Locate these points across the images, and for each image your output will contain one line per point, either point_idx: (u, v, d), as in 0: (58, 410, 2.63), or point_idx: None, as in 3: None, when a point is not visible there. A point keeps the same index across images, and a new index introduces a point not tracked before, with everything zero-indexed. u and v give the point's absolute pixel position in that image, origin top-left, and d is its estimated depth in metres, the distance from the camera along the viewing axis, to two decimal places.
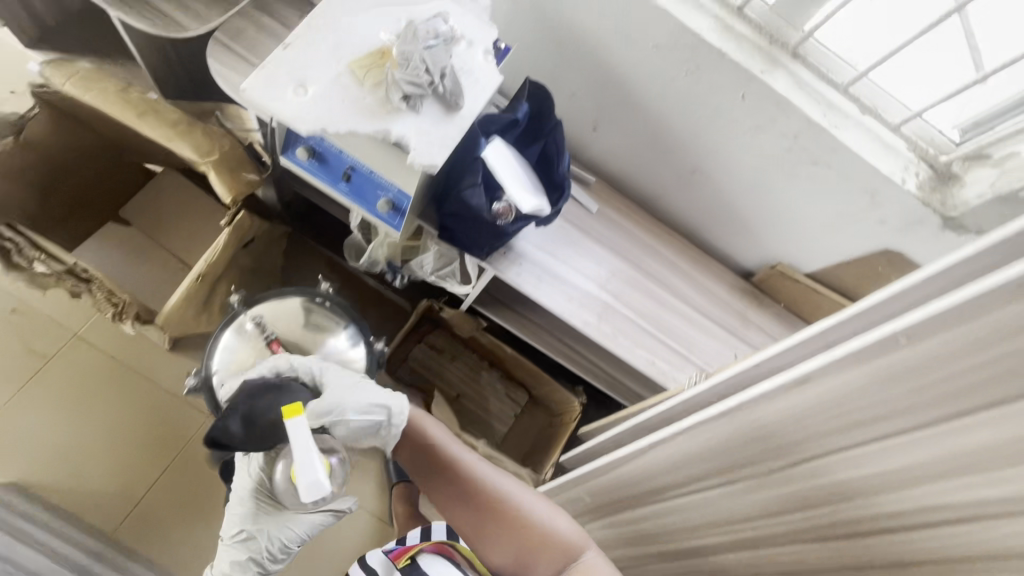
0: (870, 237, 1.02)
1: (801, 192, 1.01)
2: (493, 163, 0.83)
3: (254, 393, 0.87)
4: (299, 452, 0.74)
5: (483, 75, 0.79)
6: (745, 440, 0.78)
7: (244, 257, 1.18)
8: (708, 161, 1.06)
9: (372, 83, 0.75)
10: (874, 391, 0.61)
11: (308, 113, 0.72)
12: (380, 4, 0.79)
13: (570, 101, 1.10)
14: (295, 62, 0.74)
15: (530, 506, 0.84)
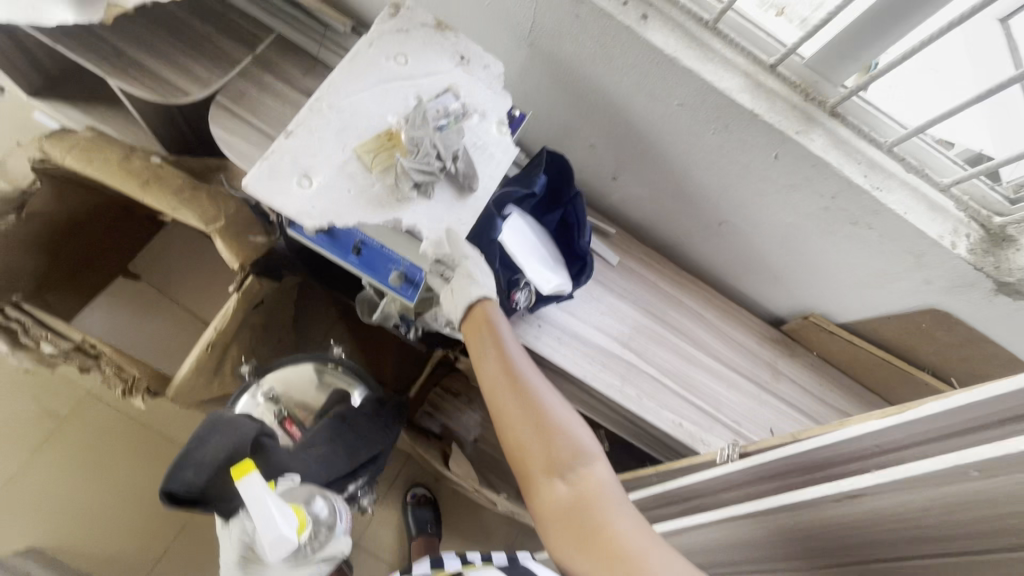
0: (912, 295, 0.95)
1: (838, 249, 0.95)
2: (512, 249, 0.80)
3: (200, 440, 0.81)
4: (256, 510, 0.76)
5: (498, 153, 0.76)
6: (785, 539, 0.73)
7: (254, 317, 1.15)
8: (737, 214, 1.00)
9: (380, 168, 0.70)
10: (931, 514, 0.56)
11: (313, 206, 0.66)
12: (387, 80, 0.75)
13: (588, 152, 1.05)
14: (297, 151, 0.69)
15: (555, 411, 0.69)
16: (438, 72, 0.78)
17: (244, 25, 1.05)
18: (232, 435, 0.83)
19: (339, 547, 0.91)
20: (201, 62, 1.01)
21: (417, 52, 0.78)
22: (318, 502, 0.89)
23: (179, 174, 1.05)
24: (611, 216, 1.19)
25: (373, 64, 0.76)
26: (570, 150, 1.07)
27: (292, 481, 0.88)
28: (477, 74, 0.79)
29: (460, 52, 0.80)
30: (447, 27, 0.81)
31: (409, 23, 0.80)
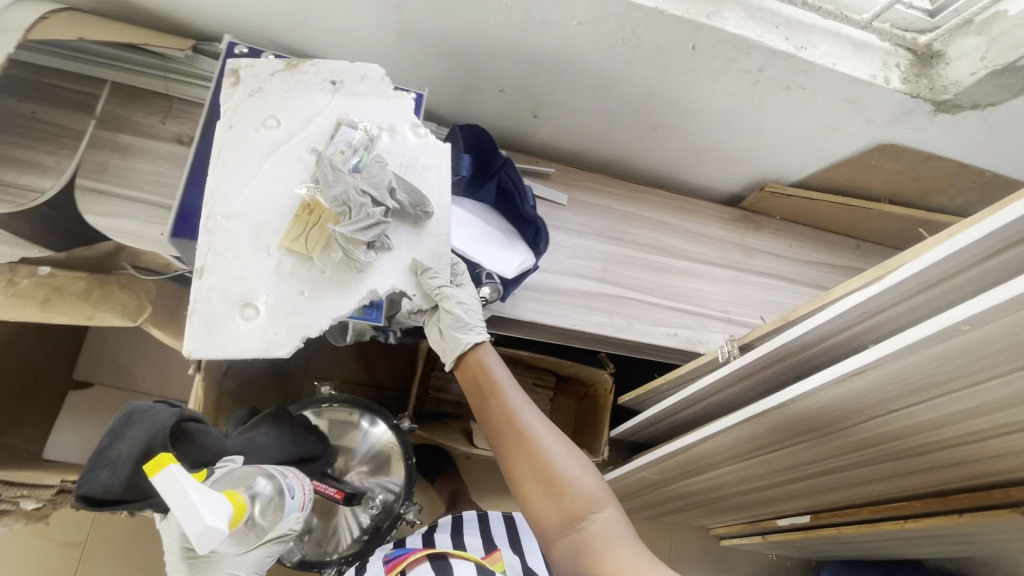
0: (858, 139, 0.94)
1: (777, 116, 0.92)
2: (460, 246, 0.76)
3: (110, 435, 0.67)
4: (178, 504, 0.58)
5: (428, 164, 0.75)
6: (819, 409, 0.76)
7: (230, 383, 1.10)
8: (669, 114, 0.96)
9: (320, 250, 0.68)
10: (948, 357, 0.58)
11: (275, 332, 0.65)
12: (270, 151, 0.71)
13: (498, 100, 0.97)
14: (223, 285, 0.65)
15: (559, 458, 0.65)
16: (317, 111, 0.74)
17: (65, 87, 0.89)
18: (149, 423, 0.69)
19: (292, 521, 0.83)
20: (37, 149, 0.86)
21: (284, 105, 0.73)
22: (262, 480, 0.79)
23: (78, 276, 0.93)
24: (544, 153, 1.12)
25: (247, 141, 0.71)
26: (480, 104, 0.98)
27: (232, 463, 0.79)
28: (359, 91, 0.76)
29: (329, 79, 0.75)
30: (298, 61, 0.75)
31: (257, 78, 0.73)
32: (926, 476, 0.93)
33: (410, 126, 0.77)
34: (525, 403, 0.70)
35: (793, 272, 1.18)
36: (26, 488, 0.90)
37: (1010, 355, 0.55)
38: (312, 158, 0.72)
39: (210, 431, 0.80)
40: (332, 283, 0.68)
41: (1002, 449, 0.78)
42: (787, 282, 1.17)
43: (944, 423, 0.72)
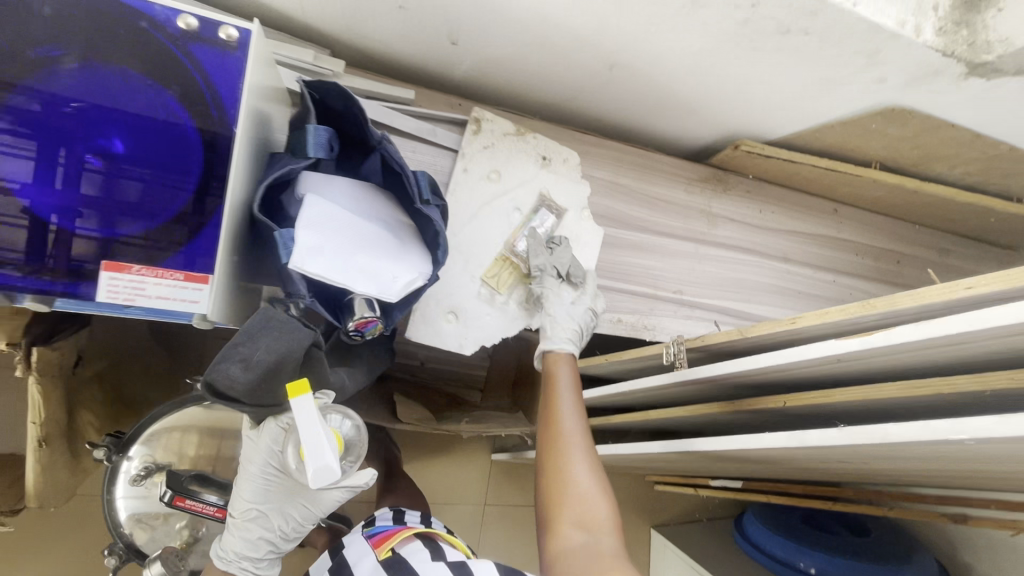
0: (861, 99, 0.74)
1: (767, 66, 0.69)
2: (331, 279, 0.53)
3: (247, 335, 0.55)
4: (304, 435, 0.59)
5: (589, 238, 0.88)
6: (764, 449, 0.66)
7: (89, 371, 0.92)
8: (627, 52, 0.72)
9: (506, 288, 0.84)
10: (934, 450, 0.46)
11: (466, 339, 0.82)
12: (487, 200, 0.83)
13: (397, 16, 0.70)
14: (437, 294, 0.81)
15: (585, 471, 0.65)
16: (526, 179, 0.85)
17: None
18: (285, 338, 0.56)
19: (365, 476, 0.70)
20: None
21: (507, 164, 0.84)
22: (337, 417, 0.67)
23: None
24: (472, 88, 0.87)
25: (472, 186, 0.82)
26: (374, 18, 0.72)
27: (327, 397, 0.67)
28: (561, 172, 0.86)
29: (542, 154, 0.85)
30: (526, 131, 0.84)
31: (492, 135, 0.83)
32: (866, 478, 0.89)
33: (580, 209, 0.88)
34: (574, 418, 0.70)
35: (761, 242, 1.03)
36: None
37: (1007, 458, 0.43)
38: (516, 215, 0.84)
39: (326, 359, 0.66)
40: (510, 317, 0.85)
41: (953, 477, 0.72)
42: (753, 255, 1.02)
43: (902, 468, 0.63)
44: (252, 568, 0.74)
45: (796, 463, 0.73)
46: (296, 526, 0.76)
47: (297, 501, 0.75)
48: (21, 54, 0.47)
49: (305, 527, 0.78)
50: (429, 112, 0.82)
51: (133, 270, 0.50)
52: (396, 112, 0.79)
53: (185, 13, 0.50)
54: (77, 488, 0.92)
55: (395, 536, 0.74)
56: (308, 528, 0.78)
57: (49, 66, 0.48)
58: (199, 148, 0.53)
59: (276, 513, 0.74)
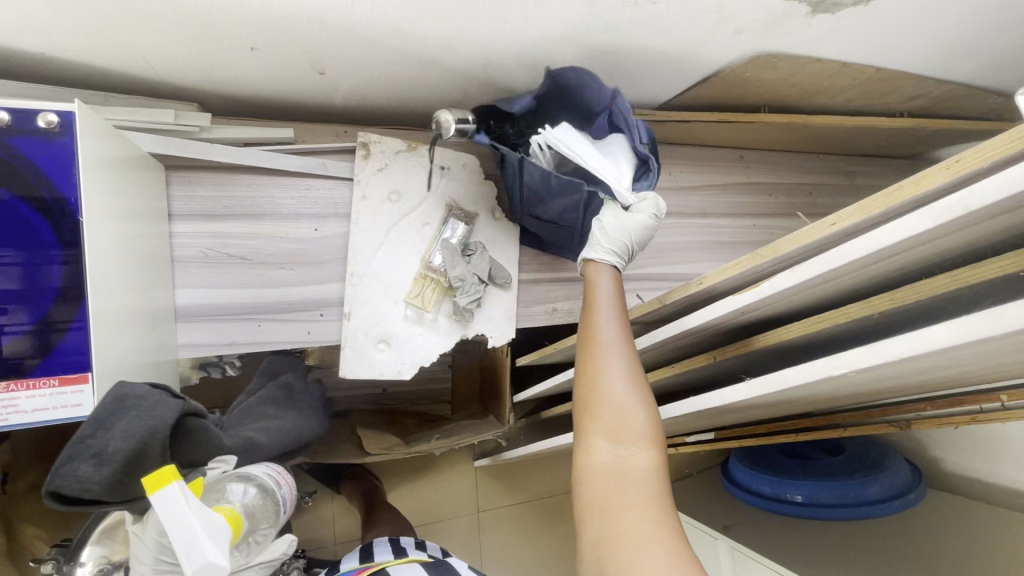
0: (727, 52, 0.76)
1: (630, 40, 0.70)
2: (558, 146, 0.70)
3: (98, 424, 0.54)
4: (175, 534, 0.54)
5: (505, 235, 0.88)
6: (704, 409, 0.67)
7: None
8: (492, 50, 0.71)
9: (433, 305, 0.83)
10: (831, 383, 0.48)
11: (402, 363, 0.83)
12: (394, 222, 0.82)
13: (252, 56, 0.67)
14: (363, 326, 0.80)
15: (614, 379, 0.55)
16: (429, 191, 0.84)
17: None
18: (145, 417, 0.57)
19: (283, 544, 0.71)
20: None
21: (407, 181, 0.83)
22: (241, 485, 0.71)
23: None
24: (356, 111, 0.85)
25: (375, 211, 0.81)
26: (228, 62, 0.68)
27: (225, 464, 0.69)
28: (463, 177, 0.86)
29: (439, 164, 0.84)
30: (418, 143, 0.83)
31: (384, 156, 0.81)
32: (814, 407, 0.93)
33: (490, 211, 0.87)
34: (613, 325, 0.59)
35: (676, 204, 1.05)
36: None
37: (897, 374, 0.46)
38: (426, 231, 0.83)
39: (212, 428, 0.67)
40: (643, 229, 0.70)
41: (885, 391, 0.75)
42: (672, 217, 1.04)
43: (830, 396, 0.66)
44: None
45: (740, 411, 0.75)
46: None
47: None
48: None
49: None
50: (316, 146, 0.80)
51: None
52: (279, 153, 0.76)
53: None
54: None
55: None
56: None
57: None
58: (41, 242, 0.54)
59: None
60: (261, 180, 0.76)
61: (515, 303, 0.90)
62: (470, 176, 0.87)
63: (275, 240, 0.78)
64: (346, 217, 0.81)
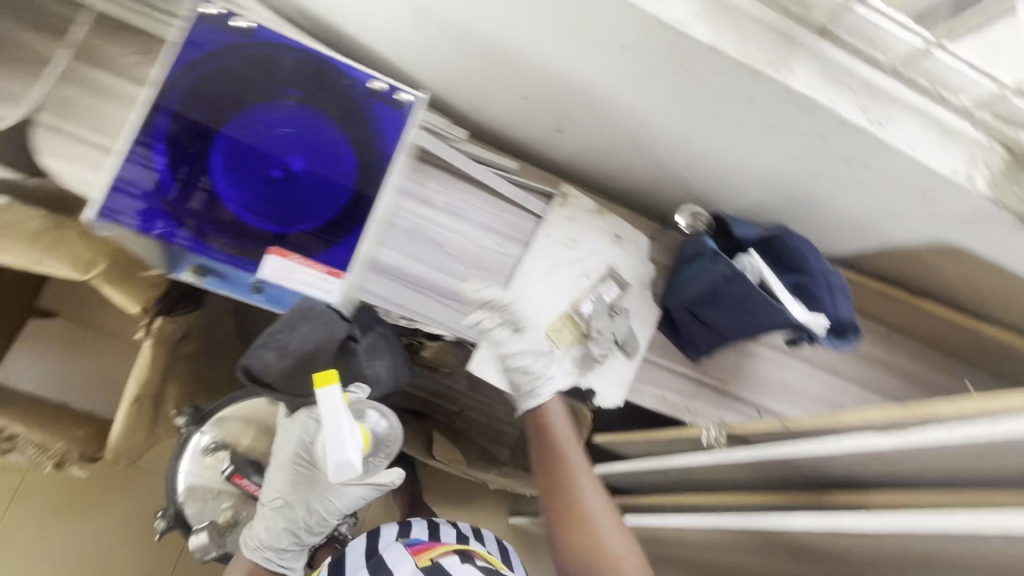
0: (916, 232, 0.82)
1: (831, 192, 0.79)
2: (767, 275, 0.79)
3: (290, 324, 0.71)
4: (329, 428, 0.65)
5: (646, 312, 0.96)
6: (795, 540, 0.67)
7: (186, 348, 1.04)
8: (705, 160, 0.83)
9: (565, 344, 0.92)
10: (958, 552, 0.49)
11: (519, 381, 0.90)
12: (562, 263, 0.94)
13: (521, 103, 0.85)
14: (502, 336, 0.90)
15: (587, 496, 0.84)
16: (599, 251, 0.95)
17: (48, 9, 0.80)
18: (323, 328, 0.72)
19: (391, 476, 0.86)
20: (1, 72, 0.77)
21: (585, 235, 0.95)
22: (376, 416, 0.82)
23: (34, 214, 0.86)
24: (564, 168, 1.01)
25: (551, 249, 0.94)
26: (499, 101, 0.87)
27: (361, 392, 0.81)
28: (630, 251, 0.96)
29: (616, 233, 0.96)
30: (606, 211, 0.96)
31: (576, 210, 0.95)
32: None
33: (642, 287, 0.96)
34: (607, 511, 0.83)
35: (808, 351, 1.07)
36: None
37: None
38: (584, 281, 0.94)
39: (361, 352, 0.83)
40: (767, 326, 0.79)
41: None
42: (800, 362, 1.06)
43: None
44: (275, 557, 0.85)
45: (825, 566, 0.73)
46: (318, 521, 0.86)
47: (321, 495, 0.84)
48: (261, 89, 0.63)
49: (328, 522, 0.87)
50: (527, 182, 0.96)
51: (293, 258, 0.62)
52: (498, 178, 0.93)
53: (377, 79, 0.66)
54: (144, 451, 1.02)
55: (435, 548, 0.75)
56: (333, 522, 0.88)
57: (274, 98, 0.63)
58: (355, 176, 0.65)
59: (304, 505, 0.84)
60: (475, 192, 0.92)
61: (632, 375, 0.95)
62: (636, 253, 0.98)
63: (465, 240, 0.92)
64: (523, 244, 0.94)
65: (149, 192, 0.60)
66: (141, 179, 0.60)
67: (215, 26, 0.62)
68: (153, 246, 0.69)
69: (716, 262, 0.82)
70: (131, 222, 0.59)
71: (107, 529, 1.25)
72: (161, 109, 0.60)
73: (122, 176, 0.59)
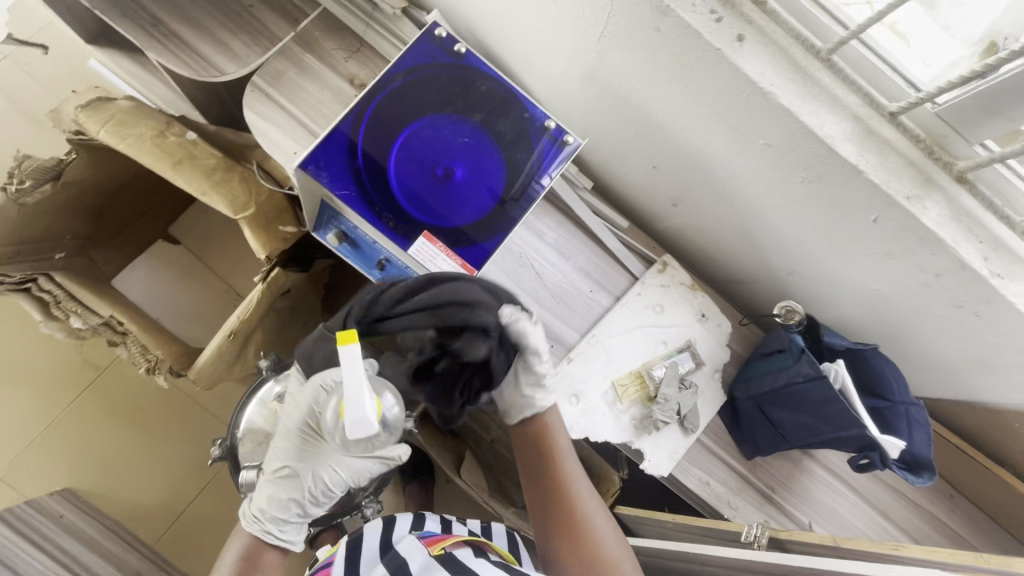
0: (1011, 393, 0.81)
1: (930, 329, 0.80)
2: (848, 386, 0.81)
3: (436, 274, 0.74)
4: (349, 385, 0.60)
5: (713, 395, 0.97)
6: None
7: (282, 303, 1.13)
8: (810, 266, 0.87)
9: (628, 401, 0.94)
10: None
11: (576, 423, 0.92)
12: (645, 325, 0.97)
13: (649, 172, 0.93)
14: (572, 376, 0.94)
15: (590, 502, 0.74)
16: (683, 324, 0.99)
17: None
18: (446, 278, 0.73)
19: (401, 449, 0.81)
20: (240, 38, 0.93)
21: (673, 305, 0.99)
22: (390, 400, 0.70)
23: (214, 155, 1.00)
24: (667, 240, 1.07)
25: (639, 308, 0.98)
26: (630, 165, 0.95)
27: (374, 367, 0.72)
28: (712, 332, 0.99)
29: (703, 312, 0.99)
30: (698, 289, 1.00)
31: (671, 279, 1.00)
32: None
33: (714, 370, 0.98)
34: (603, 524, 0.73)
35: None
36: (80, 309, 1.00)
37: None
38: (661, 348, 0.97)
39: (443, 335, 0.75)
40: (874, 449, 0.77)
41: None
42: None
43: None
44: (274, 530, 0.77)
45: None
46: (321, 492, 0.78)
47: (328, 463, 0.78)
48: (452, 102, 0.74)
49: (333, 493, 0.79)
50: (632, 242, 1.02)
51: (438, 244, 0.73)
52: (607, 231, 1.00)
53: (550, 118, 0.75)
54: (216, 382, 1.11)
55: (448, 539, 0.72)
56: (338, 496, 0.80)
57: (460, 115, 0.74)
58: (504, 192, 0.74)
59: (309, 474, 0.78)
60: (584, 239, 1.00)
61: (684, 452, 0.95)
62: (717, 336, 1.00)
63: (562, 278, 0.98)
64: (614, 297, 1.00)
65: (345, 162, 0.70)
66: (342, 150, 0.70)
67: (435, 44, 0.74)
68: (316, 204, 0.79)
69: (801, 359, 0.83)
70: (322, 179, 0.69)
71: (147, 447, 1.33)
72: (375, 100, 0.71)
73: (330, 143, 0.70)
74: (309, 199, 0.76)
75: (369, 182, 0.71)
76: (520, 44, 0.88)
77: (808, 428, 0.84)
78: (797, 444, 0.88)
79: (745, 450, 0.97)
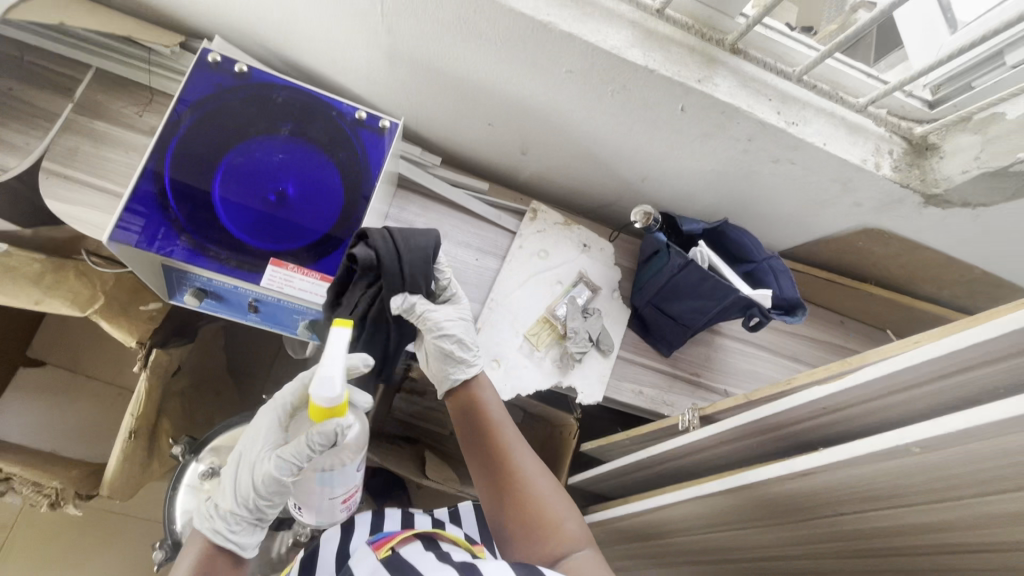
0: (846, 218, 0.92)
1: (766, 188, 0.89)
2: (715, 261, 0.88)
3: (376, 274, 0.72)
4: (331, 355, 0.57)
5: (616, 311, 1.03)
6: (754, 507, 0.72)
7: (177, 383, 1.06)
8: (655, 168, 0.93)
9: (544, 346, 0.97)
10: (887, 479, 0.54)
11: (504, 386, 0.93)
12: (536, 272, 1.01)
13: (488, 132, 0.96)
14: (485, 343, 0.94)
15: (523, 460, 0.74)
16: (569, 260, 1.03)
17: (56, 69, 0.88)
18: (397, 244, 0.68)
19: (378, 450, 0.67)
20: (14, 127, 0.84)
21: (555, 245, 1.03)
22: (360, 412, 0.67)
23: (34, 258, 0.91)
24: (532, 188, 1.11)
25: (525, 258, 1.01)
26: (468, 129, 0.97)
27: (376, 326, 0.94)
28: (597, 257, 1.05)
29: (583, 242, 1.04)
30: (572, 223, 1.05)
31: (545, 223, 1.04)
32: None
33: (611, 290, 1.04)
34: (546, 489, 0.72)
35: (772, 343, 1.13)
36: None
37: (942, 491, 0.51)
38: (558, 287, 1.01)
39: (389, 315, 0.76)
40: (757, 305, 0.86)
41: None
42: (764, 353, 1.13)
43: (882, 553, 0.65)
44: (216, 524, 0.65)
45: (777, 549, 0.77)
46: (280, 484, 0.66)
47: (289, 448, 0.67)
48: (258, 124, 0.72)
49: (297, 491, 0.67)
50: (498, 201, 1.05)
51: (289, 267, 0.70)
52: (471, 198, 1.02)
53: (361, 110, 0.76)
54: (137, 487, 1.03)
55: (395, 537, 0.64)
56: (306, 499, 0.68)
57: (270, 134, 0.72)
58: (343, 194, 0.74)
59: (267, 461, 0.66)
60: (451, 212, 1.01)
61: (610, 374, 1.01)
62: (604, 259, 1.06)
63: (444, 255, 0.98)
64: (501, 257, 1.02)
65: (160, 217, 0.67)
66: (153, 206, 0.66)
67: (218, 73, 0.72)
68: (156, 271, 0.73)
69: (670, 253, 0.90)
70: (143, 243, 0.65)
71: None
72: (172, 146, 0.68)
73: (137, 204, 0.66)
74: (146, 270, 0.71)
75: (197, 229, 0.67)
76: (316, 45, 0.85)
77: (700, 310, 0.91)
78: (698, 328, 0.96)
79: (662, 350, 1.04)
